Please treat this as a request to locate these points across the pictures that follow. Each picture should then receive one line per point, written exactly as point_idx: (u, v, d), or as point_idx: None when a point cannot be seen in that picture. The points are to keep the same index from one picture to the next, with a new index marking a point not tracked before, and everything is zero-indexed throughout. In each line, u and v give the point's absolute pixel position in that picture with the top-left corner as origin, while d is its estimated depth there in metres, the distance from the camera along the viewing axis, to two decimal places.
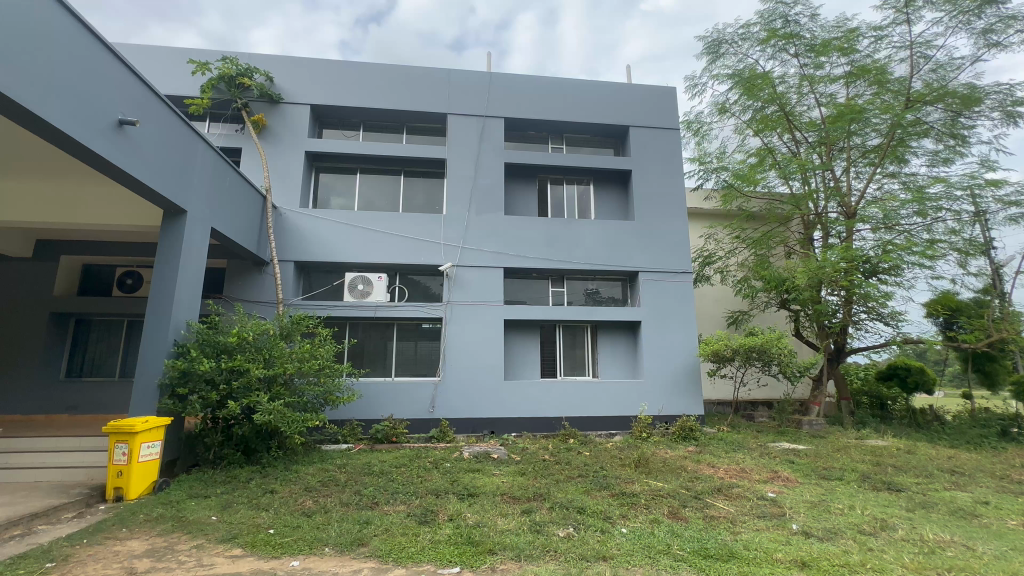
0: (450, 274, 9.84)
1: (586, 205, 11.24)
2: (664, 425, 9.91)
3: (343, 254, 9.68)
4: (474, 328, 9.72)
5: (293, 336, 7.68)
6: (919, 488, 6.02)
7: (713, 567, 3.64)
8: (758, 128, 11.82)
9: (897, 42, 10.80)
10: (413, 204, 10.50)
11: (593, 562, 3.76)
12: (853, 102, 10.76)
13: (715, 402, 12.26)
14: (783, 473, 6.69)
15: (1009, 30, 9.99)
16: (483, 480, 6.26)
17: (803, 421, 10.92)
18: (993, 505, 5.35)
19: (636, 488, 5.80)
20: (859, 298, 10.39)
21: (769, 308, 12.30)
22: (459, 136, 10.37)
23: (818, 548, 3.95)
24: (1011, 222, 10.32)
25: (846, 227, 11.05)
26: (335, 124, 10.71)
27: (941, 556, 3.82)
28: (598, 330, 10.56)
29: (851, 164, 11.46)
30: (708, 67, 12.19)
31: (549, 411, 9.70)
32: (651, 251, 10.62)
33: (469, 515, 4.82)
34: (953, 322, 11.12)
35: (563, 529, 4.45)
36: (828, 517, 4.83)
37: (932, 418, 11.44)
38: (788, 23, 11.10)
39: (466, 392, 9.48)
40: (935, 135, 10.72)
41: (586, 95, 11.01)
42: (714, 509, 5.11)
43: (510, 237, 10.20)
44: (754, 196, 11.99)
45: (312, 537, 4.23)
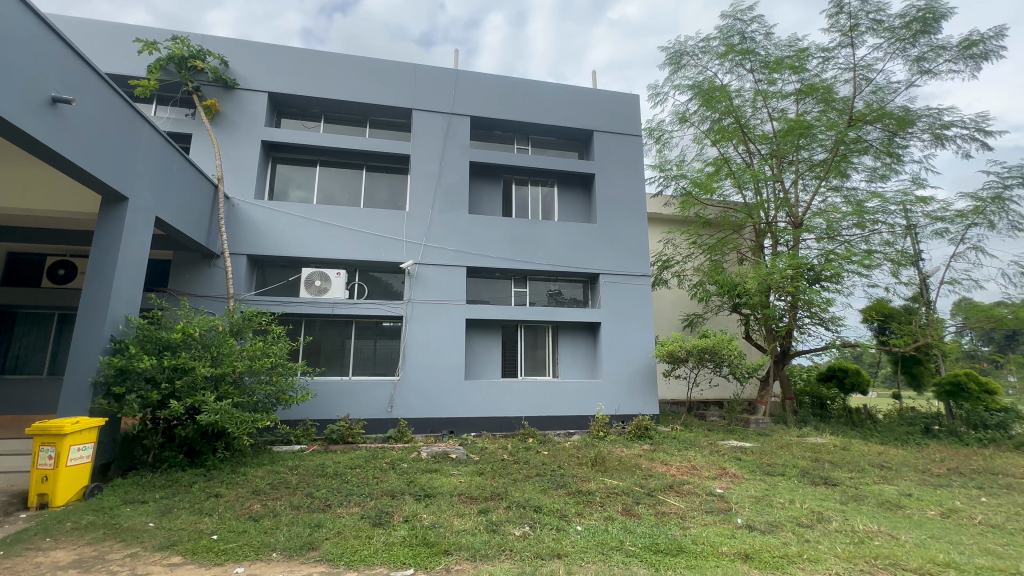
0: (412, 271, 9.70)
1: (550, 206, 11.35)
2: (620, 424, 10.15)
3: (301, 248, 9.37)
4: (435, 327, 9.62)
5: (244, 333, 7.34)
6: (852, 482, 6.44)
7: (662, 561, 3.77)
8: (716, 138, 12.29)
9: (843, 64, 11.51)
10: (375, 199, 10.29)
11: (548, 560, 3.81)
12: (801, 118, 11.38)
13: (669, 402, 12.65)
14: (731, 469, 6.99)
15: (939, 58, 10.81)
16: (441, 480, 6.20)
17: (750, 420, 11.44)
18: (916, 497, 5.80)
19: (592, 486, 5.91)
20: (803, 304, 10.98)
21: (721, 311, 12.84)
22: (423, 132, 10.24)
23: (760, 541, 4.15)
24: (937, 236, 11.21)
25: (794, 236, 11.68)
26: (294, 113, 10.34)
27: (869, 545, 4.10)
28: (559, 330, 10.68)
29: (799, 177, 12.06)
30: (670, 77, 12.60)
31: (509, 410, 9.73)
32: (612, 254, 10.84)
33: (426, 516, 4.76)
34: (886, 328, 11.97)
35: (519, 528, 4.48)
36: (771, 511, 5.08)
37: (866, 417, 12.24)
38: (745, 39, 11.67)
39: (425, 392, 9.37)
40: (874, 153, 11.50)
41: (552, 98, 11.11)
42: (665, 505, 5.28)
43: (473, 236, 10.16)
44: (710, 204, 12.51)
45: (259, 542, 4.06)
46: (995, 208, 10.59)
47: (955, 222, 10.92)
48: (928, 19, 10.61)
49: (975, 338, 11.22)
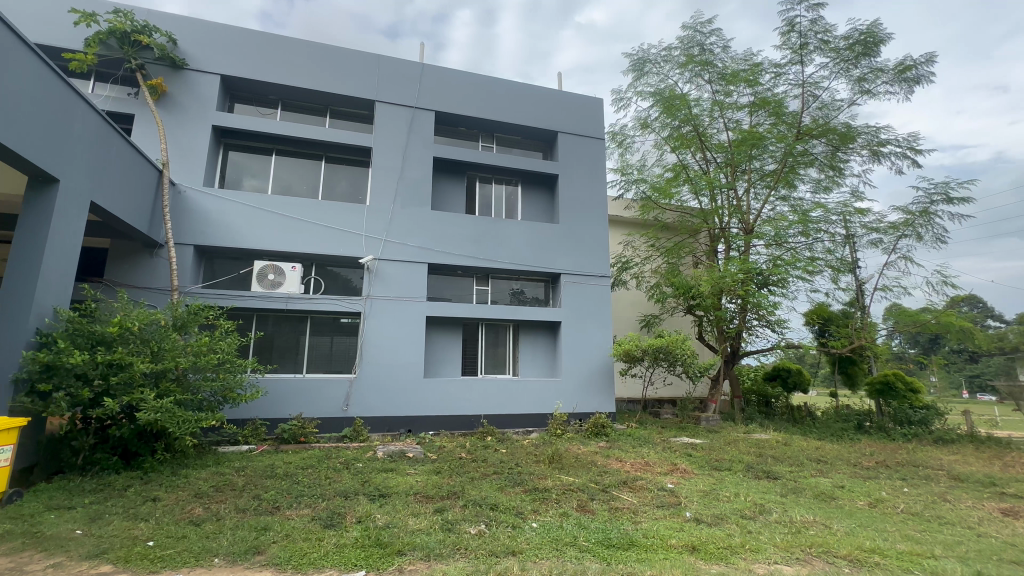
0: (371, 267, 9.49)
1: (514, 205, 11.38)
2: (578, 421, 10.32)
3: (253, 240, 8.96)
4: (395, 324, 9.45)
5: (189, 328, 6.94)
6: (791, 475, 6.83)
7: (614, 555, 3.86)
8: (675, 145, 12.70)
9: (793, 80, 12.15)
10: (335, 192, 9.99)
11: (503, 557, 3.82)
12: (754, 130, 11.93)
13: (625, 400, 12.97)
14: (681, 465, 7.25)
15: (878, 80, 11.58)
16: (397, 480, 6.09)
17: (701, 417, 11.92)
18: (847, 488, 6.21)
19: (548, 483, 5.98)
20: (752, 307, 11.52)
21: (677, 312, 13.28)
22: (386, 124, 10.02)
23: (707, 533, 4.33)
24: (872, 246, 12.02)
25: (745, 242, 12.21)
26: (249, 99, 9.89)
27: (805, 534, 4.35)
28: (520, 329, 10.72)
29: (751, 186, 12.60)
30: (633, 83, 12.91)
31: (468, 409, 9.70)
32: (573, 255, 10.99)
33: (380, 516, 4.67)
34: (826, 330, 12.72)
35: (475, 526, 4.47)
36: (717, 504, 5.30)
37: (806, 414, 13.01)
38: (704, 51, 12.14)
39: (383, 390, 9.19)
40: (819, 166, 12.21)
41: (518, 97, 11.13)
42: (619, 500, 5.42)
43: (436, 233, 10.04)
44: (668, 208, 12.94)
45: (200, 547, 3.86)
46: (922, 221, 11.47)
47: (888, 233, 11.76)
48: (869, 42, 11.36)
49: (903, 341, 12.13)
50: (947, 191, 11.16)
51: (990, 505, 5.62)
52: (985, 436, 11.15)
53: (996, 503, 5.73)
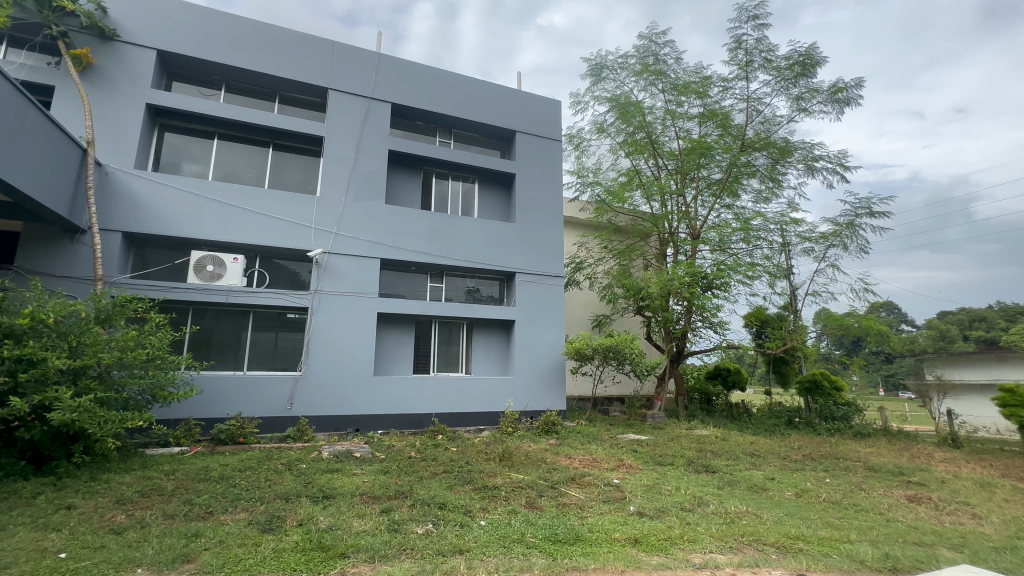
0: (321, 261, 9.15)
1: (470, 203, 11.32)
2: (529, 419, 10.42)
3: (190, 229, 8.39)
4: (345, 320, 9.16)
5: (115, 321, 6.39)
6: (728, 469, 7.23)
7: (559, 550, 3.93)
8: (629, 150, 13.08)
9: (738, 94, 12.80)
10: (283, 182, 9.56)
11: (450, 556, 3.80)
12: (703, 140, 12.50)
13: (576, 398, 13.25)
14: (627, 461, 7.50)
15: (813, 99, 12.42)
16: (342, 481, 5.91)
17: (647, 414, 12.37)
18: (777, 480, 6.65)
19: (498, 481, 6.01)
20: (697, 309, 12.06)
21: (627, 313, 13.69)
22: (339, 114, 9.67)
23: (649, 526, 4.49)
24: (805, 254, 12.90)
25: (692, 247, 12.77)
26: (189, 78, 9.28)
27: (738, 524, 4.61)
28: (473, 327, 10.68)
29: (699, 194, 13.18)
30: (590, 88, 13.21)
31: (419, 408, 9.55)
32: (528, 254, 11.07)
33: (322, 518, 4.51)
34: (762, 332, 13.52)
35: (422, 526, 4.41)
36: (660, 498, 5.51)
37: (743, 410, 13.79)
38: (658, 61, 12.60)
39: (330, 389, 8.88)
40: (760, 177, 12.93)
41: (477, 94, 11.07)
42: (567, 496, 5.52)
43: (390, 228, 9.82)
44: (621, 212, 13.32)
45: (120, 558, 3.57)
46: (849, 233, 12.43)
47: (818, 242, 12.65)
48: (806, 64, 12.18)
49: (829, 343, 13.10)
50: (870, 205, 12.14)
51: (898, 492, 6.18)
52: (896, 430, 12.27)
53: (903, 490, 6.32)
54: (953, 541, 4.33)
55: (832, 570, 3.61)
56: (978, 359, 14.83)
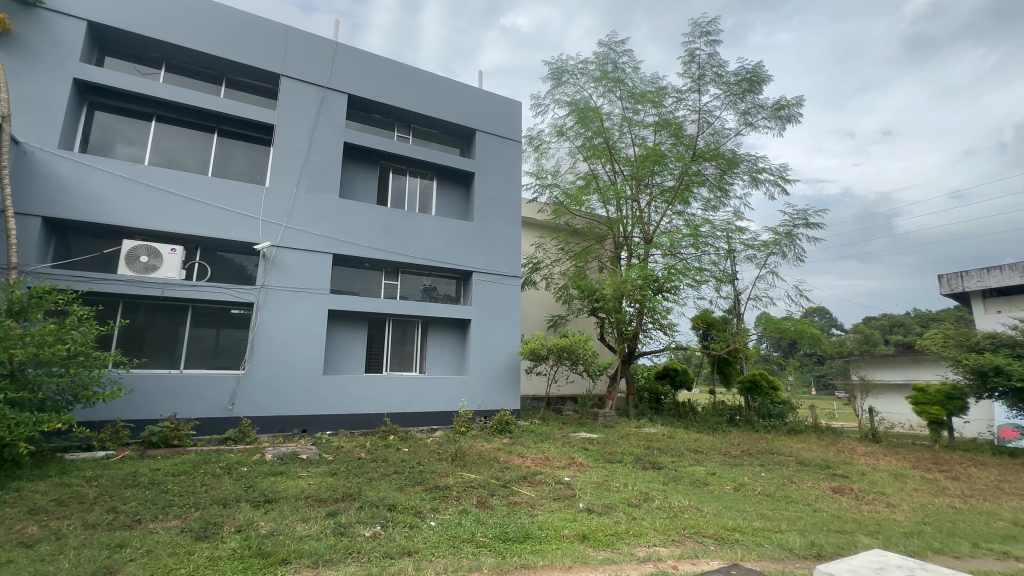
0: (268, 255, 8.75)
1: (428, 200, 11.17)
2: (483, 418, 10.42)
3: (121, 215, 7.78)
4: (293, 317, 8.80)
5: (31, 314, 5.80)
6: (673, 465, 7.52)
7: (509, 549, 3.95)
8: (587, 155, 13.36)
9: (691, 106, 13.31)
10: (230, 170, 9.08)
11: (398, 558, 3.73)
12: (657, 148, 12.95)
13: (530, 397, 13.37)
14: (578, 459, 7.65)
15: (759, 115, 13.14)
16: (286, 484, 5.67)
17: (599, 413, 12.67)
18: (717, 475, 6.99)
19: (450, 481, 5.97)
20: (648, 311, 12.45)
21: (582, 313, 13.94)
22: (292, 102, 9.29)
23: (596, 522, 4.60)
24: (748, 261, 13.54)
25: (644, 251, 13.20)
26: (125, 54, 8.62)
27: (681, 518, 4.80)
28: (428, 325, 10.54)
29: (652, 200, 13.62)
30: (551, 91, 13.38)
31: (371, 407, 9.33)
32: (486, 253, 11.06)
33: (263, 524, 4.32)
34: (708, 334, 14.15)
35: (370, 528, 4.31)
36: (608, 494, 5.66)
37: (689, 409, 14.37)
38: (616, 69, 12.92)
39: (276, 387, 8.51)
40: (709, 187, 13.51)
41: (437, 90, 10.94)
42: (518, 495, 5.55)
43: (344, 222, 9.53)
44: (578, 215, 13.61)
45: (28, 573, 3.26)
46: (787, 242, 13.23)
47: (760, 250, 13.36)
48: (753, 81, 12.86)
49: (768, 345, 13.89)
50: (806, 217, 12.97)
51: (825, 484, 6.65)
52: (824, 427, 13.20)
53: (828, 482, 6.80)
54: (870, 528, 4.71)
55: (764, 559, 3.83)
56: (896, 361, 16.19)
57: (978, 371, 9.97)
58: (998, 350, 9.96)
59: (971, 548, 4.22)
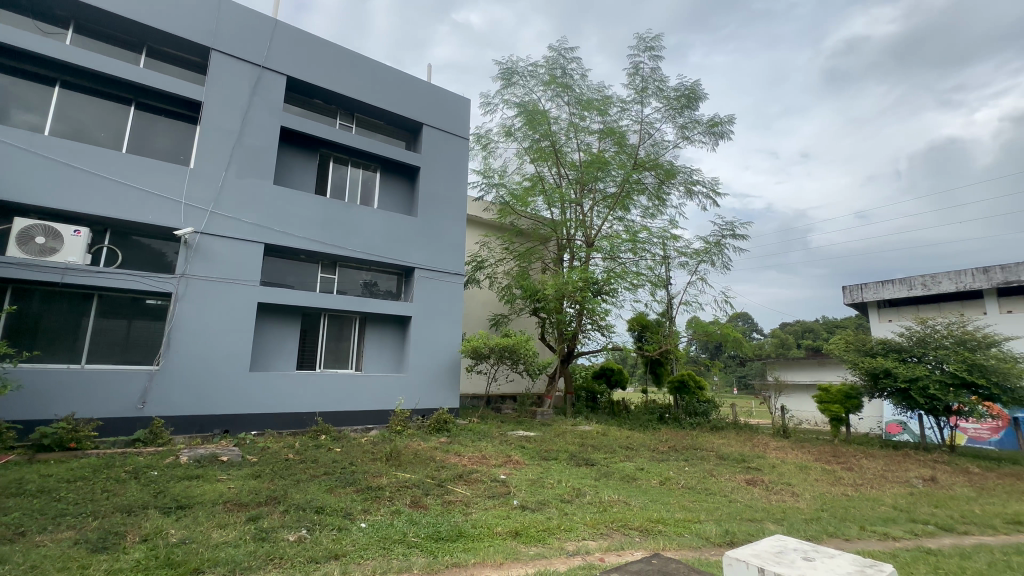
0: (191, 241, 8.10)
1: (371, 193, 10.83)
2: (420, 418, 10.24)
3: (14, 190, 6.89)
4: (218, 309, 8.21)
5: None
6: (605, 461, 7.81)
7: (441, 548, 3.91)
8: (534, 157, 13.58)
9: (634, 117, 13.84)
10: (148, 147, 8.32)
11: (323, 563, 3.59)
12: (601, 154, 13.38)
13: (470, 396, 13.36)
14: (514, 457, 7.73)
15: (695, 130, 13.90)
16: (202, 488, 5.28)
17: (537, 412, 12.86)
18: (645, 470, 7.35)
19: (383, 481, 5.83)
20: (588, 312, 12.80)
21: (523, 313, 14.11)
22: (223, 79, 8.66)
23: (529, 518, 4.68)
24: (681, 267, 14.28)
25: (586, 254, 13.59)
26: (24, 9, 7.66)
27: (609, 512, 5.01)
28: (366, 322, 10.22)
29: (595, 206, 14.03)
30: (501, 90, 13.44)
31: (301, 406, 8.91)
32: (428, 250, 10.89)
33: (173, 532, 4.00)
34: (643, 336, 14.80)
35: (295, 533, 4.11)
36: (542, 491, 5.77)
37: (623, 407, 14.99)
38: (565, 74, 13.20)
39: (195, 385, 7.90)
40: (648, 195, 13.98)
41: (385, 80, 10.63)
42: (452, 494, 5.53)
43: (278, 211, 9.02)
44: (523, 216, 13.82)
45: None
46: (716, 251, 14.11)
47: (692, 257, 14.16)
48: (691, 97, 13.60)
49: (697, 347, 14.72)
50: (733, 229, 13.91)
51: (740, 477, 7.17)
52: (743, 424, 14.24)
53: (743, 475, 7.34)
54: (776, 516, 5.14)
55: (683, 548, 4.07)
56: (805, 363, 17.81)
57: (871, 372, 11.15)
58: (888, 354, 11.19)
59: (859, 531, 4.74)
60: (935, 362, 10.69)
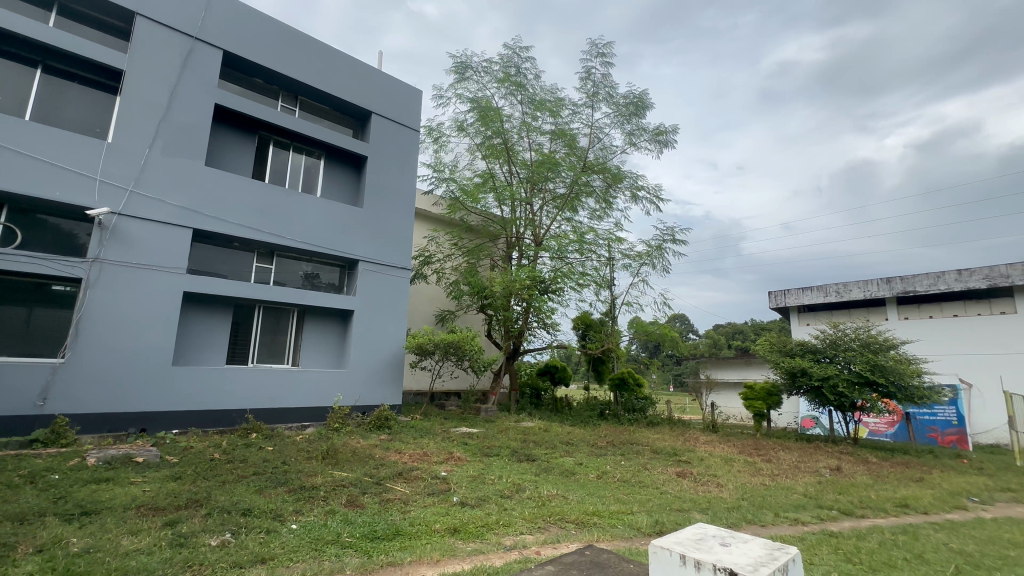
0: (106, 223, 7.39)
1: (314, 181, 10.36)
2: (360, 414, 9.96)
3: None
4: (136, 297, 7.55)
5: None
6: (545, 457, 7.95)
7: (376, 548, 3.83)
8: (486, 154, 13.57)
9: (585, 120, 14.15)
10: (58, 116, 7.50)
11: (249, 568, 3.41)
12: (552, 155, 13.59)
13: (413, 392, 13.19)
14: (456, 453, 7.70)
15: (641, 138, 14.41)
16: (112, 492, 4.84)
17: (481, 408, 12.88)
18: (584, 464, 7.57)
19: (317, 480, 5.60)
20: (535, 310, 12.97)
21: (470, 310, 14.05)
22: (149, 48, 7.96)
23: (468, 515, 4.67)
24: (624, 269, 14.76)
25: (534, 252, 13.75)
26: None
27: (547, 506, 5.11)
28: (305, 315, 9.78)
29: (545, 205, 14.18)
30: (454, 84, 13.28)
31: (230, 403, 8.40)
32: (374, 243, 10.59)
33: (75, 541, 3.64)
34: (586, 334, 15.16)
35: (218, 537, 3.88)
36: (482, 487, 5.80)
37: (566, 404, 15.34)
38: (519, 73, 13.27)
39: (108, 380, 7.24)
40: (597, 198, 14.29)
41: (332, 64, 10.20)
42: (391, 492, 5.42)
43: (209, 195, 8.42)
44: (473, 212, 13.78)
45: None
46: (657, 255, 14.73)
47: (635, 260, 14.70)
48: (638, 105, 14.09)
49: (637, 346, 15.30)
50: (673, 235, 14.60)
51: (671, 469, 7.55)
52: (676, 420, 15.00)
53: (674, 468, 7.74)
54: (701, 506, 5.47)
55: (616, 539, 4.23)
56: (734, 362, 19.10)
57: (790, 371, 12.12)
58: (805, 355, 12.23)
59: (773, 517, 5.14)
60: (843, 362, 11.74)
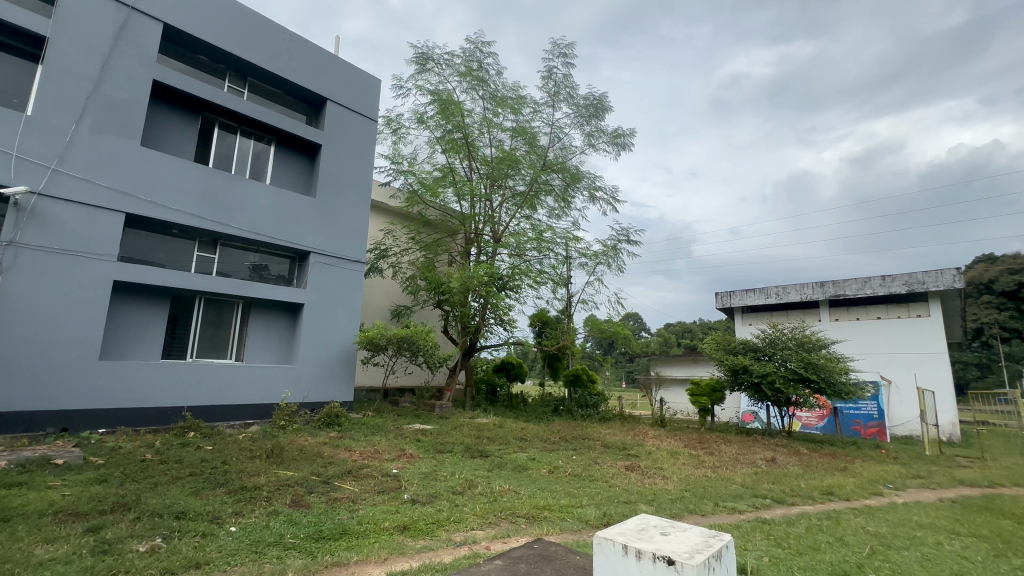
0: (24, 203, 6.74)
1: (263, 167, 9.88)
2: (308, 411, 9.61)
3: None
4: (58, 286, 6.94)
5: None
6: (499, 452, 7.98)
7: (321, 548, 3.72)
8: (446, 147, 13.42)
9: (545, 119, 14.25)
10: None
11: (181, 574, 3.22)
12: (512, 152, 13.63)
13: (365, 388, 12.92)
14: (409, 450, 7.60)
15: (600, 139, 14.68)
16: (26, 497, 4.44)
17: (435, 405, 12.75)
18: (536, 459, 7.67)
19: (260, 480, 5.36)
20: (492, 307, 12.92)
21: (427, 305, 13.74)
22: (78, 15, 7.31)
23: (418, 512, 4.62)
24: (580, 267, 15.03)
25: (493, 249, 13.73)
26: None
27: (499, 501, 5.14)
28: (251, 308, 9.33)
29: (505, 202, 14.17)
30: (414, 75, 13.03)
31: (165, 400, 7.89)
32: (327, 235, 10.24)
33: None
34: (542, 331, 15.33)
35: (147, 542, 3.64)
36: (434, 484, 5.75)
37: (521, 400, 15.46)
38: (481, 68, 13.20)
39: (22, 375, 6.61)
40: (556, 197, 14.41)
41: (285, 46, 9.75)
42: (339, 491, 5.26)
43: (145, 177, 7.85)
44: (432, 206, 13.63)
45: None
46: (612, 254, 15.08)
47: (591, 258, 14.99)
48: (598, 107, 14.34)
49: (592, 344, 15.62)
50: (627, 235, 15.00)
51: (620, 463, 7.78)
52: (627, 415, 15.45)
53: (624, 461, 7.98)
54: (648, 497, 5.68)
55: (565, 531, 4.32)
56: (682, 360, 19.92)
57: (733, 368, 12.78)
58: (746, 353, 12.94)
59: (713, 507, 5.42)
60: (780, 360, 12.49)
